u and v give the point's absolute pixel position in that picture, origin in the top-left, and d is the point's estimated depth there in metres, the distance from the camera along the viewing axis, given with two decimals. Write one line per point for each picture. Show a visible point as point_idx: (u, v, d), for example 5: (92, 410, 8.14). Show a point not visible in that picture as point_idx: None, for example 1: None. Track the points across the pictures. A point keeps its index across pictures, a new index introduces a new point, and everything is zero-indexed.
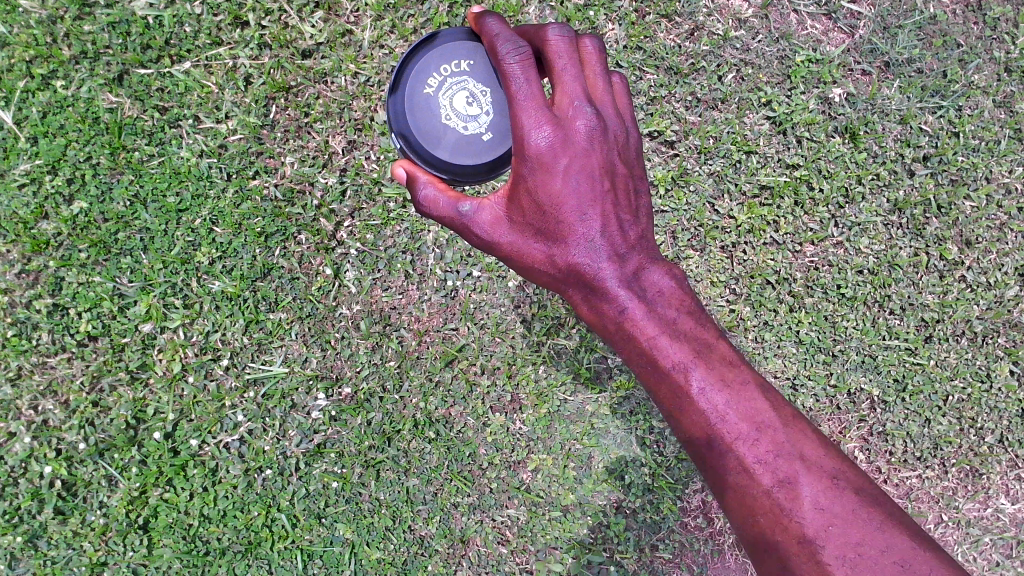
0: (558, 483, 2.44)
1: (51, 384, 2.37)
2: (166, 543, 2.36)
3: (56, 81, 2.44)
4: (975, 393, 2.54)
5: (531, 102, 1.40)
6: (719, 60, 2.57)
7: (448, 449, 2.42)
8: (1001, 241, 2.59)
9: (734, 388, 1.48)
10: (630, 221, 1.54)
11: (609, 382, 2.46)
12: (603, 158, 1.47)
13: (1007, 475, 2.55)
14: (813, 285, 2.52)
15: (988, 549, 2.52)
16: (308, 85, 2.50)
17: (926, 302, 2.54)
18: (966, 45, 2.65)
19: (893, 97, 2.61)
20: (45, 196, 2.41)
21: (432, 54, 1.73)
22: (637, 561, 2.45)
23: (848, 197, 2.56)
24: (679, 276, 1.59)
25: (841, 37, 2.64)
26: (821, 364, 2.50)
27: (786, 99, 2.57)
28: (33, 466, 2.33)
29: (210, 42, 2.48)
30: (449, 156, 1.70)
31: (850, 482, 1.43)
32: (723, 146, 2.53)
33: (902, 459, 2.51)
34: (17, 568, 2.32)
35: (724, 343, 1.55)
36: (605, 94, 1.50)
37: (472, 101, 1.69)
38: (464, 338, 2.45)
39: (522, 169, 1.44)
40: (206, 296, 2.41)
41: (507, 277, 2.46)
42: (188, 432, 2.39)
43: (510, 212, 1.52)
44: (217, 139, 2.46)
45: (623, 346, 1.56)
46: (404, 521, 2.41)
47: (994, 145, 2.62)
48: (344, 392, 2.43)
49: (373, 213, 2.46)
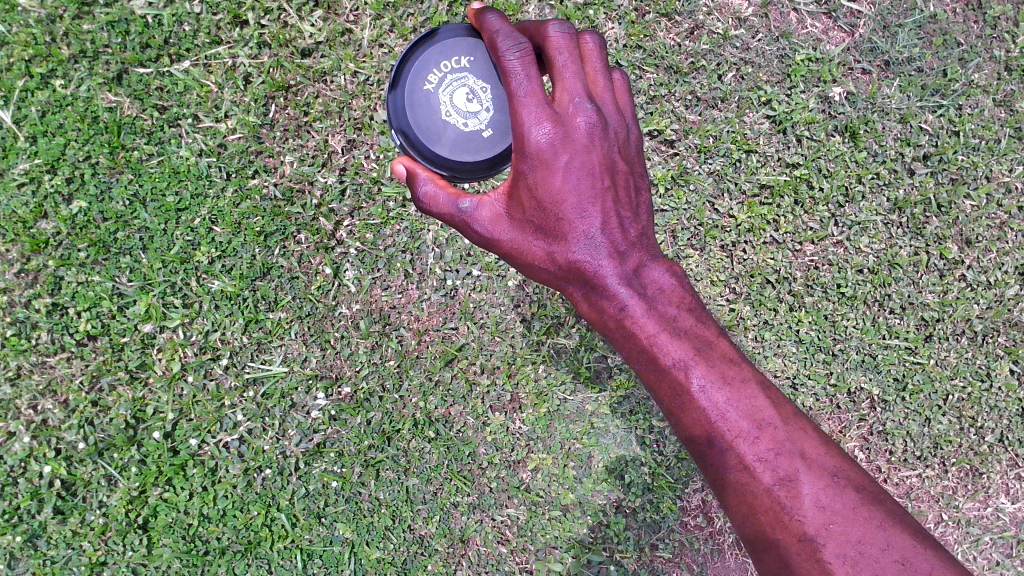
0: (558, 482, 2.44)
1: (50, 384, 2.37)
2: (166, 543, 2.36)
3: (55, 80, 2.43)
4: (975, 392, 2.54)
5: (531, 98, 1.40)
6: (719, 59, 2.56)
7: (447, 448, 2.42)
8: (1001, 240, 2.59)
9: (734, 386, 1.47)
10: (630, 218, 1.53)
11: (609, 381, 2.46)
12: (603, 155, 1.47)
13: (1007, 474, 2.54)
14: (813, 284, 2.52)
15: (988, 549, 2.52)
16: (307, 84, 2.49)
17: (927, 302, 2.54)
18: (966, 43, 2.65)
19: (893, 96, 2.60)
20: (44, 195, 2.40)
21: (432, 50, 1.72)
22: (637, 561, 2.45)
23: (848, 197, 2.56)
24: (680, 273, 1.58)
25: (841, 36, 2.64)
26: (820, 363, 2.50)
27: (786, 98, 2.57)
28: (32, 466, 2.33)
29: (209, 40, 2.47)
30: (449, 152, 1.70)
31: (850, 480, 1.42)
32: (723, 145, 2.53)
33: (902, 459, 2.51)
34: (16, 567, 2.32)
35: (724, 340, 1.54)
36: (606, 91, 1.50)
37: (472, 97, 1.69)
38: (464, 337, 2.45)
39: (522, 166, 1.44)
40: (206, 295, 2.41)
41: (507, 277, 2.46)
42: (188, 432, 2.39)
43: (510, 209, 1.51)
44: (217, 139, 2.45)
45: (623, 343, 1.56)
46: (404, 521, 2.41)
47: (994, 144, 2.61)
48: (344, 392, 2.43)
49: (373, 212, 2.46)
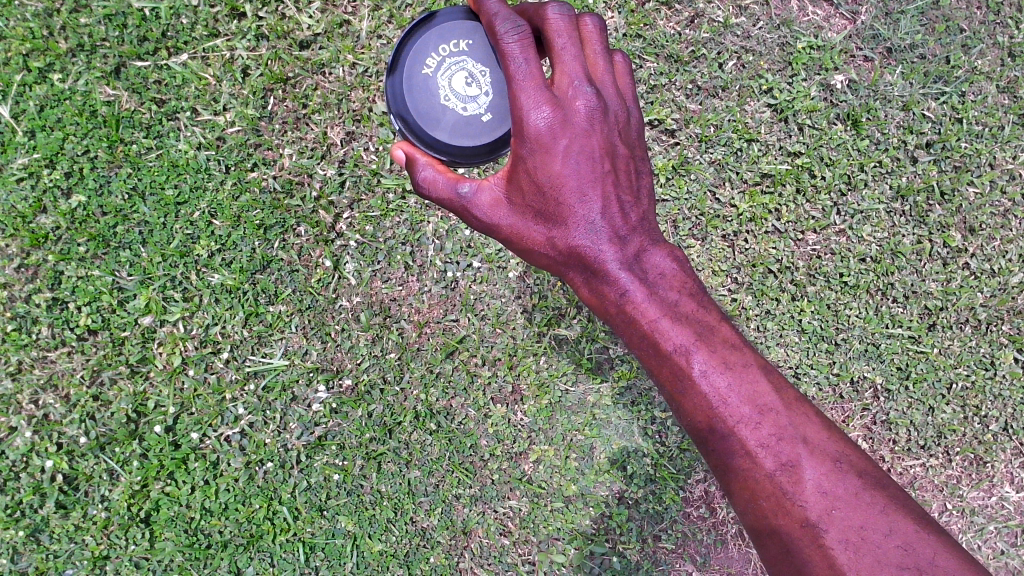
0: (560, 474, 2.43)
1: (50, 378, 2.36)
2: (168, 537, 2.36)
3: (53, 74, 2.43)
4: (979, 380, 2.52)
5: (530, 82, 1.39)
6: (719, 48, 2.55)
7: (449, 440, 2.41)
8: (1004, 228, 2.57)
9: (736, 371, 1.45)
10: (631, 202, 1.52)
11: (610, 372, 2.45)
12: (604, 138, 1.46)
13: (1011, 462, 2.53)
14: (816, 273, 2.50)
15: (992, 538, 2.51)
16: (306, 76, 2.48)
17: (930, 290, 2.52)
18: (968, 29, 2.63)
19: (895, 83, 2.59)
20: (43, 189, 2.40)
21: (431, 33, 1.71)
22: (639, 552, 2.44)
23: (850, 184, 2.55)
24: (681, 257, 1.56)
25: (843, 23, 2.62)
26: (823, 353, 2.48)
27: (787, 86, 2.55)
28: (34, 460, 2.33)
29: (206, 33, 2.47)
30: (448, 137, 1.70)
31: (852, 465, 1.42)
32: (724, 134, 2.51)
33: (905, 448, 2.50)
34: (19, 562, 2.32)
35: (726, 326, 1.52)
36: (606, 74, 1.49)
37: (471, 81, 1.68)
38: (465, 329, 2.44)
39: (521, 150, 1.43)
40: (206, 288, 2.41)
41: (507, 268, 2.46)
42: (189, 426, 2.38)
43: (510, 194, 1.51)
44: (215, 132, 2.45)
45: (623, 329, 1.55)
46: (405, 513, 2.41)
47: (998, 130, 2.59)
48: (345, 384, 2.42)
49: (373, 204, 2.45)
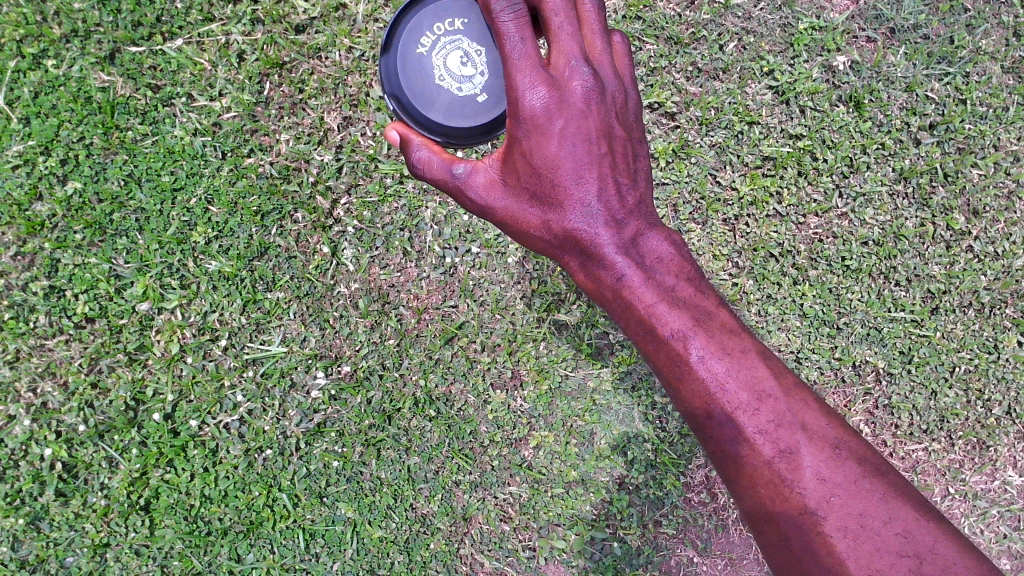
0: (560, 460, 2.42)
1: (49, 366, 2.35)
2: (168, 524, 2.35)
3: (47, 60, 2.41)
4: (982, 364, 2.50)
5: (525, 61, 1.36)
6: (720, 29, 2.52)
7: (448, 427, 2.40)
8: (1008, 210, 2.54)
9: (734, 356, 1.44)
10: (628, 184, 1.50)
11: (611, 357, 2.43)
12: (600, 119, 1.44)
13: (1014, 446, 2.51)
14: (817, 257, 2.48)
15: (995, 522, 2.49)
16: (302, 61, 2.46)
17: (932, 274, 2.50)
18: (973, 9, 2.58)
19: (898, 64, 2.56)
20: (39, 176, 2.39)
21: (426, 12, 1.69)
22: (640, 537, 2.43)
23: (852, 167, 2.52)
24: (679, 242, 1.55)
25: (845, 3, 2.58)
26: (824, 337, 2.46)
27: (789, 68, 2.53)
28: (33, 449, 2.32)
29: (201, 17, 2.44)
30: (443, 118, 1.68)
31: (852, 451, 1.40)
32: (725, 117, 2.49)
33: (908, 432, 2.48)
34: (20, 550, 2.32)
35: (725, 311, 1.50)
36: (603, 54, 1.47)
37: (466, 61, 1.66)
38: (464, 315, 2.42)
39: (516, 131, 1.41)
40: (203, 276, 2.39)
41: (507, 253, 2.44)
42: (188, 413, 2.38)
43: (505, 175, 1.49)
44: (211, 117, 2.42)
45: (621, 315, 1.53)
46: (405, 500, 2.40)
47: (1002, 112, 2.56)
48: (344, 371, 2.41)
49: (371, 189, 2.42)
